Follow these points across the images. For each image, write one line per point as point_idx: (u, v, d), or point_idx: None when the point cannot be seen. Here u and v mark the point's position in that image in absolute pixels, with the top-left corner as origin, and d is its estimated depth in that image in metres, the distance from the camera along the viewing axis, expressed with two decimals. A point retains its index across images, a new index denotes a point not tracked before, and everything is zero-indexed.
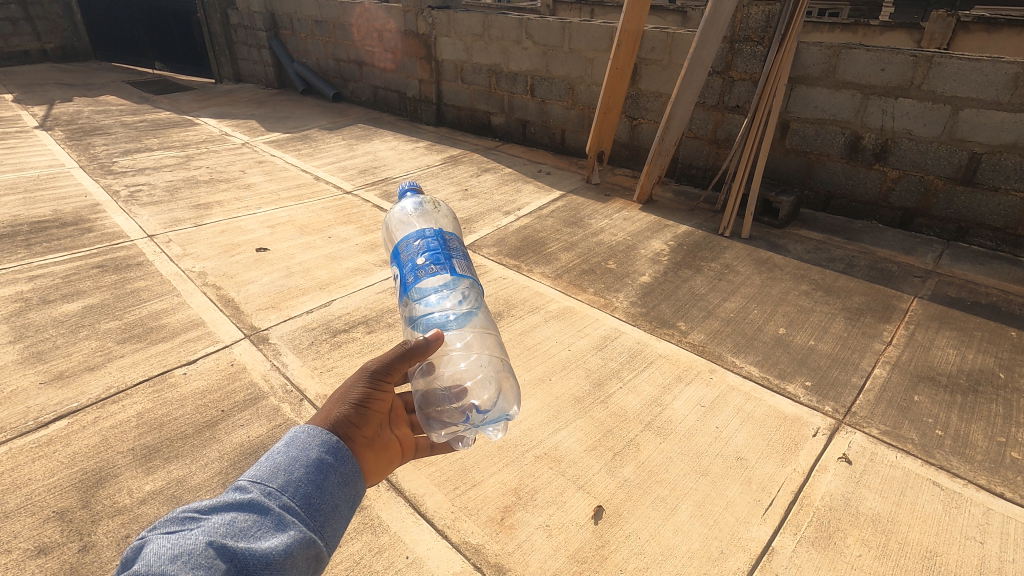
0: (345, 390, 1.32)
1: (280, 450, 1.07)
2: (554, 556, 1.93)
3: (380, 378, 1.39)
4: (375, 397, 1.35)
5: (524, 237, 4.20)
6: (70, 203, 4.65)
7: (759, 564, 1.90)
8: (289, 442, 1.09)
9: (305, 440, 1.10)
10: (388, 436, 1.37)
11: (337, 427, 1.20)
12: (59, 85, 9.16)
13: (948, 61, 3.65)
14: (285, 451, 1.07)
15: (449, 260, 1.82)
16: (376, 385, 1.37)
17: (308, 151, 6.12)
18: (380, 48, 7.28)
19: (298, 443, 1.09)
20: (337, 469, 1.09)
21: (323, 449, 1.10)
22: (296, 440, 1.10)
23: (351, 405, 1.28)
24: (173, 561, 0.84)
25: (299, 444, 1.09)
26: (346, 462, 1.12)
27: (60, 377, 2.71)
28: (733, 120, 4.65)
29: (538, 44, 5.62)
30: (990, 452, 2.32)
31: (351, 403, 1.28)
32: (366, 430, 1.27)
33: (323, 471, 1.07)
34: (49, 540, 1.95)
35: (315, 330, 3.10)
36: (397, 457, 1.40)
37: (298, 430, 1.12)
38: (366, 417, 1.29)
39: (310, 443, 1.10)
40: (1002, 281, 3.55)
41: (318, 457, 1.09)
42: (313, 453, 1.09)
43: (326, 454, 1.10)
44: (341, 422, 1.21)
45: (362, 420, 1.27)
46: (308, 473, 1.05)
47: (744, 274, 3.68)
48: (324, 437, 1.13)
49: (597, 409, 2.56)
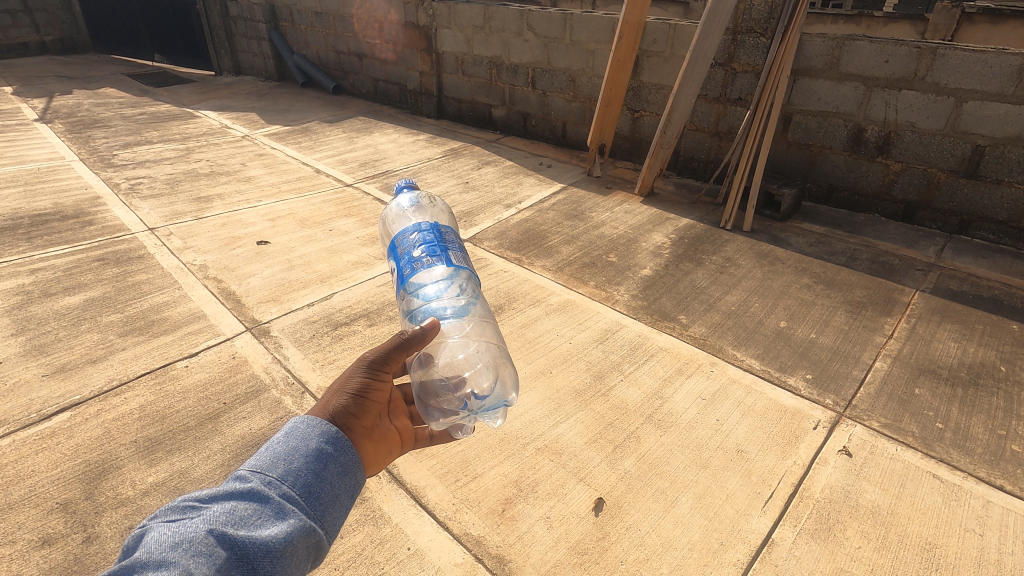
0: (344, 381, 1.32)
1: (280, 440, 1.08)
2: (555, 548, 1.93)
3: (379, 368, 1.40)
4: (374, 387, 1.36)
5: (525, 230, 4.19)
6: (71, 196, 4.65)
7: (759, 556, 1.91)
8: (288, 433, 1.09)
9: (304, 431, 1.11)
10: (387, 426, 1.37)
11: (336, 417, 1.20)
12: (58, 78, 9.12)
13: (952, 52, 3.62)
14: (284, 442, 1.08)
15: (445, 251, 1.89)
16: (375, 375, 1.38)
17: (308, 144, 6.11)
18: (380, 40, 7.24)
19: (298, 433, 1.10)
20: (336, 459, 1.09)
21: (323, 439, 1.11)
22: (296, 430, 1.10)
23: (350, 395, 1.28)
24: (175, 549, 0.85)
25: (299, 435, 1.10)
26: (345, 452, 1.12)
27: (63, 369, 2.72)
28: (735, 113, 4.63)
29: (539, 36, 5.58)
30: (990, 445, 2.32)
31: (349, 393, 1.28)
32: (365, 421, 1.27)
33: (323, 461, 1.08)
34: (53, 531, 1.96)
35: (316, 323, 3.10)
36: (396, 447, 1.41)
37: (298, 420, 1.13)
38: (365, 407, 1.30)
39: (309, 433, 1.10)
40: (1004, 275, 3.54)
41: (317, 447, 1.09)
42: (313, 443, 1.09)
43: (326, 444, 1.11)
44: (339, 412, 1.22)
45: (361, 410, 1.28)
46: (307, 462, 1.06)
47: (746, 267, 3.67)
48: (324, 428, 1.13)
49: (597, 401, 2.57)
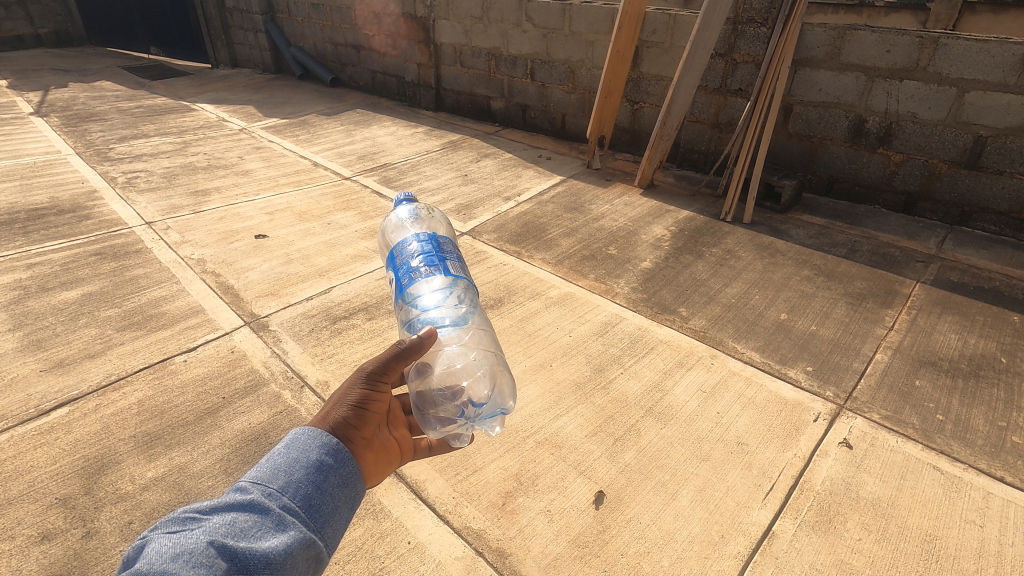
0: (343, 392, 1.31)
1: (280, 451, 1.07)
2: (555, 541, 1.93)
3: (378, 379, 1.38)
4: (373, 398, 1.34)
5: (524, 223, 4.17)
6: (68, 190, 4.62)
7: (759, 548, 1.91)
8: (289, 444, 1.09)
9: (305, 442, 1.10)
10: (387, 437, 1.36)
11: (336, 429, 1.19)
12: (52, 71, 9.04)
13: (954, 42, 3.59)
14: (285, 453, 1.07)
15: (443, 261, 1.88)
16: (374, 386, 1.36)
17: (306, 137, 6.07)
18: (378, 32, 7.18)
19: (298, 444, 1.09)
20: (337, 470, 1.09)
21: (323, 451, 1.10)
22: (297, 441, 1.10)
23: (349, 407, 1.27)
24: (175, 560, 0.84)
25: (300, 445, 1.09)
26: (346, 464, 1.11)
27: (61, 364, 2.71)
28: (735, 104, 4.60)
29: (538, 26, 5.53)
30: (990, 437, 2.32)
31: (349, 405, 1.27)
32: (365, 431, 1.26)
33: (323, 472, 1.07)
34: (52, 527, 1.95)
35: (315, 317, 3.09)
36: (396, 457, 1.40)
37: (298, 431, 1.12)
38: (364, 418, 1.28)
39: (310, 445, 1.10)
40: (1005, 266, 3.52)
41: (318, 459, 1.08)
42: (313, 455, 1.08)
43: (327, 455, 1.10)
44: (339, 424, 1.20)
45: (362, 421, 1.26)
46: (308, 474, 1.05)
47: (746, 260, 3.66)
48: (325, 439, 1.13)
49: (598, 394, 2.56)
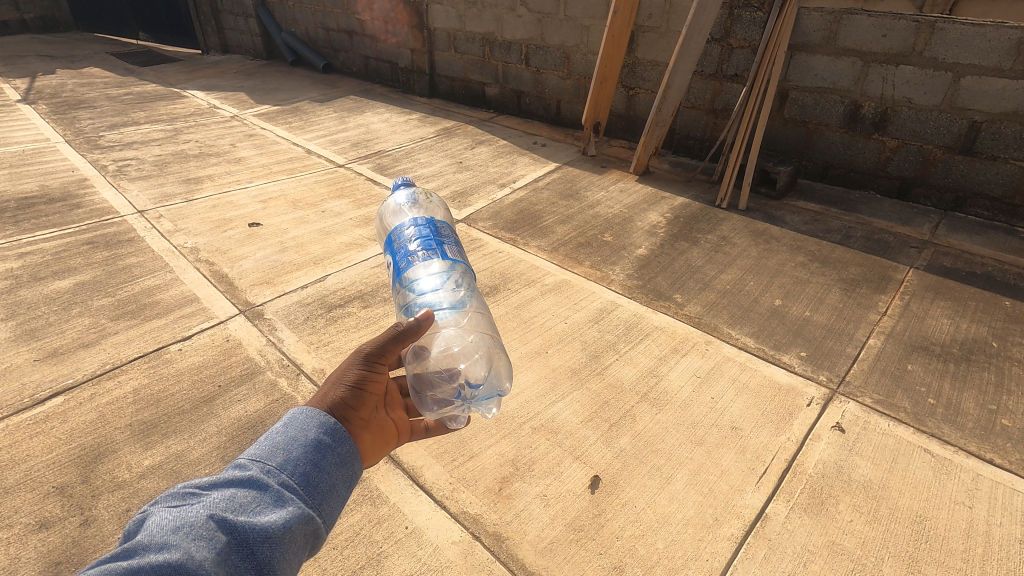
0: (341, 372, 1.31)
1: (279, 429, 1.08)
2: (552, 525, 1.95)
3: (375, 360, 1.37)
4: (372, 378, 1.34)
5: (519, 211, 4.15)
6: (57, 178, 4.57)
7: (752, 530, 1.93)
8: (287, 423, 1.09)
9: (303, 422, 1.10)
10: (384, 418, 1.36)
11: (333, 409, 1.19)
12: (39, 57, 8.89)
13: (951, 26, 3.56)
14: (284, 432, 1.07)
15: (441, 245, 1.91)
16: (372, 367, 1.36)
17: (299, 124, 6.00)
18: (371, 17, 7.08)
19: (296, 423, 1.09)
20: (335, 449, 1.09)
21: (322, 430, 1.10)
22: (294, 421, 1.10)
23: (347, 387, 1.27)
24: (176, 532, 0.85)
25: (298, 425, 1.09)
26: (344, 443, 1.12)
27: (54, 354, 2.70)
28: (732, 89, 4.57)
29: (532, 11, 5.47)
30: (980, 419, 2.35)
31: (346, 385, 1.27)
32: (362, 412, 1.26)
33: (321, 451, 1.07)
34: (50, 515, 1.96)
35: (311, 305, 3.08)
36: (393, 439, 1.40)
37: (296, 411, 1.12)
38: (362, 399, 1.28)
39: (308, 424, 1.10)
40: (998, 251, 3.55)
41: (316, 438, 1.08)
42: (312, 433, 1.09)
43: (324, 434, 1.10)
44: (337, 404, 1.21)
45: (359, 402, 1.27)
46: (306, 452, 1.05)
47: (741, 246, 3.67)
48: (322, 419, 1.13)
49: (594, 380, 2.58)
